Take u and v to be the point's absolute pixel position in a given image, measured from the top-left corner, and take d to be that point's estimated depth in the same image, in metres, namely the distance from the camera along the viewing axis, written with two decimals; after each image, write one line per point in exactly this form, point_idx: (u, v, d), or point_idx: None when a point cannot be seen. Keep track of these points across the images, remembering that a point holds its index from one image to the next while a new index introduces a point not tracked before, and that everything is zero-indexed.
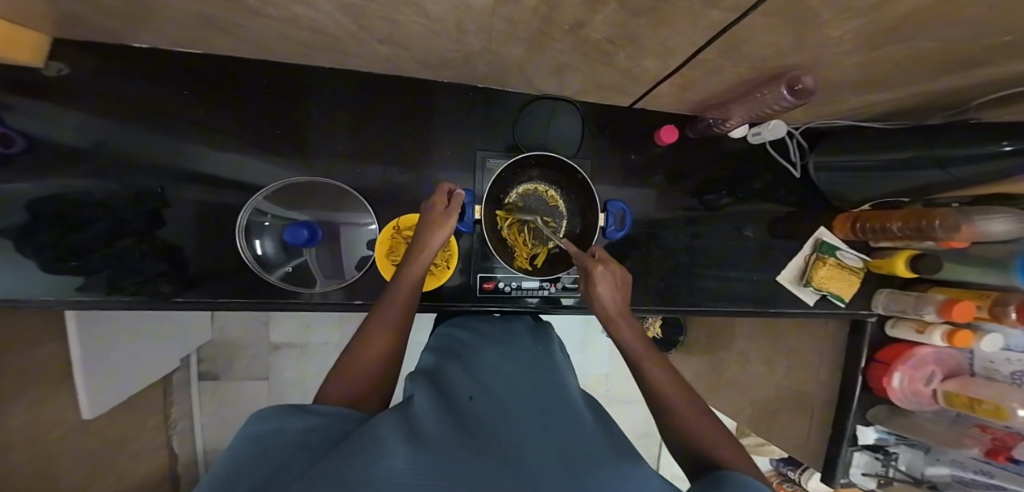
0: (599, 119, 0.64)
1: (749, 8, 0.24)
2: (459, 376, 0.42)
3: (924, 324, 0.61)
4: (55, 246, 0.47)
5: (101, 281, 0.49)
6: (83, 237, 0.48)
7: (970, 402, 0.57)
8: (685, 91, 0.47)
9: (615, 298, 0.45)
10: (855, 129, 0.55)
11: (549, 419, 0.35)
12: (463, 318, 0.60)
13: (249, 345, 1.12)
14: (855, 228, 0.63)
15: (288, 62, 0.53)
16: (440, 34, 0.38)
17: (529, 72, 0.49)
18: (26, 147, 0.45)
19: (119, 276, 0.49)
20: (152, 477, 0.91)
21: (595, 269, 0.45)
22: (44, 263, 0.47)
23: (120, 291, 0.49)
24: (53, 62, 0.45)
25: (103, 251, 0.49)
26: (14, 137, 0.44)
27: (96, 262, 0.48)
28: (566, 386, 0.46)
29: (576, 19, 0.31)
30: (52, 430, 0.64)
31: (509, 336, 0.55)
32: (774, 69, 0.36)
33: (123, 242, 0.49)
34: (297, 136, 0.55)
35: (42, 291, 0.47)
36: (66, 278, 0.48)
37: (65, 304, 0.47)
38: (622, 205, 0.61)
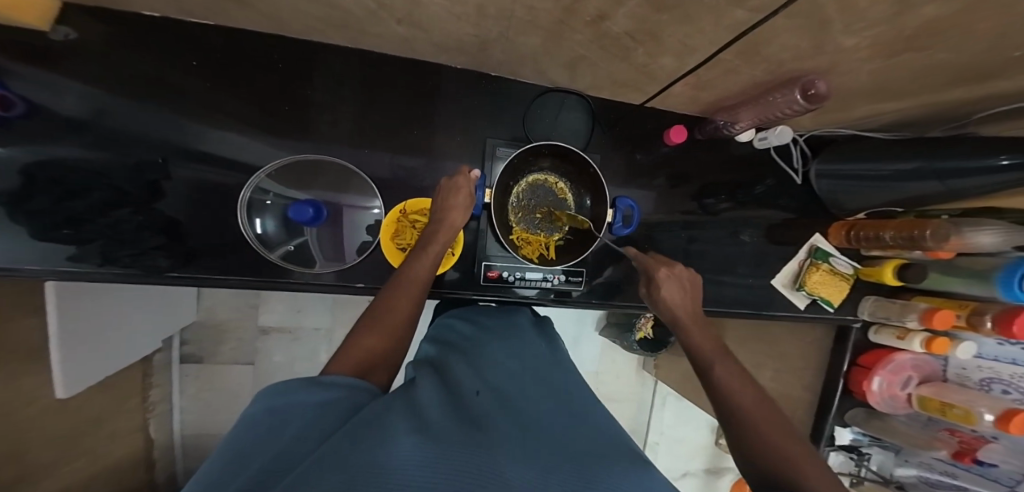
0: (609, 116, 0.65)
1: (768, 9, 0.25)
2: (464, 368, 0.42)
3: (905, 331, 0.64)
4: (47, 213, 0.45)
5: (93, 252, 0.47)
6: (79, 205, 0.46)
7: (942, 406, 0.61)
8: (699, 92, 0.48)
9: (683, 300, 0.51)
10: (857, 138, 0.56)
11: (558, 419, 0.35)
12: (465, 310, 0.59)
13: (236, 328, 1.09)
14: (849, 235, 0.65)
15: (300, 36, 0.51)
16: (461, 16, 0.38)
17: (548, 63, 0.49)
18: (25, 110, 0.43)
19: (112, 247, 0.47)
20: (130, 459, 0.88)
21: (662, 273, 0.52)
22: (33, 230, 0.44)
23: (112, 263, 0.47)
24: (60, 26, 0.43)
25: (98, 221, 0.47)
26: (13, 100, 0.42)
27: (90, 232, 0.46)
28: (570, 385, 0.45)
29: (600, 12, 0.31)
30: (26, 406, 0.61)
31: (516, 329, 0.55)
32: (789, 73, 0.37)
33: (119, 212, 0.48)
34: (306, 113, 0.54)
35: (29, 261, 0.44)
36: (56, 247, 0.45)
37: (52, 274, 0.45)
38: (631, 202, 0.62)
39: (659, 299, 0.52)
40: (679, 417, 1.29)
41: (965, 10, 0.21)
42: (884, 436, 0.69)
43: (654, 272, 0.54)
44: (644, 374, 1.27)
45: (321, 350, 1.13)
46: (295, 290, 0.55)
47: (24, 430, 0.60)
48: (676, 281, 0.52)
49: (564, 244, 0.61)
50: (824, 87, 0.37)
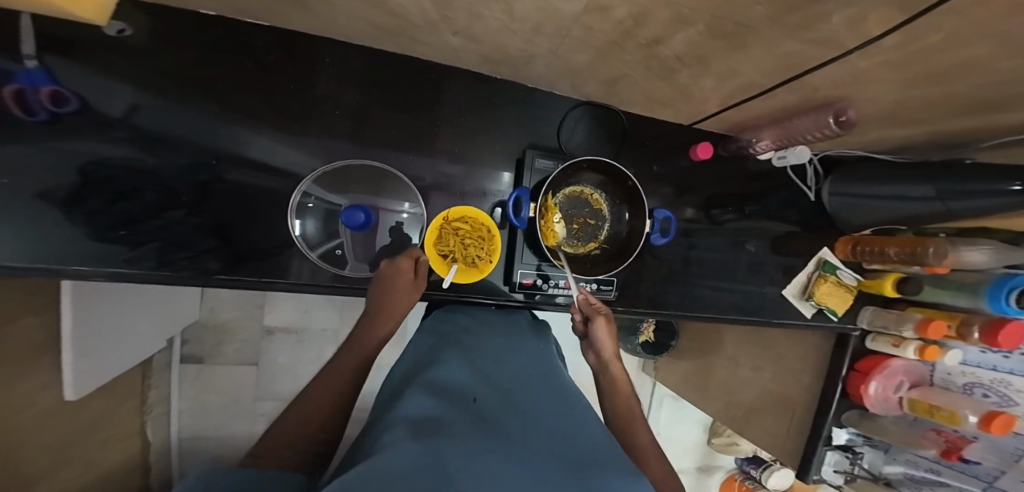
0: (636, 131, 0.69)
1: (820, 37, 0.28)
2: (462, 365, 0.43)
3: (900, 339, 0.69)
4: (103, 214, 0.45)
5: (149, 254, 0.47)
6: (134, 208, 0.46)
7: (930, 409, 0.67)
8: (732, 111, 0.52)
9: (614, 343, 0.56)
10: (868, 159, 0.60)
11: (549, 412, 0.37)
12: (462, 309, 0.61)
13: (242, 328, 1.07)
14: (855, 250, 0.70)
15: (355, 42, 0.53)
16: (519, 33, 0.40)
17: (591, 77, 0.53)
18: (77, 106, 0.43)
19: (169, 250, 0.48)
20: (127, 464, 0.86)
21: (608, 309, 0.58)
22: (90, 231, 0.44)
23: (167, 266, 0.47)
24: (114, 21, 0.43)
25: (151, 222, 0.47)
26: (67, 96, 0.42)
27: (144, 234, 0.46)
28: (561, 381, 0.48)
29: (658, 36, 0.35)
30: (22, 410, 0.58)
31: (510, 329, 0.58)
32: (823, 100, 0.41)
33: (173, 214, 0.48)
34: (355, 117, 0.56)
35: (78, 260, 0.43)
36: (113, 247, 0.45)
37: (101, 275, 0.44)
38: (668, 212, 0.66)
39: (596, 337, 0.54)
40: (674, 417, 1.41)
41: (999, 50, 0.25)
42: (876, 436, 0.74)
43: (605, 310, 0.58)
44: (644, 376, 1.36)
45: (327, 350, 1.12)
46: (337, 293, 0.56)
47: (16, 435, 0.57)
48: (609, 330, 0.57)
49: (601, 253, 0.65)
50: (855, 115, 0.41)
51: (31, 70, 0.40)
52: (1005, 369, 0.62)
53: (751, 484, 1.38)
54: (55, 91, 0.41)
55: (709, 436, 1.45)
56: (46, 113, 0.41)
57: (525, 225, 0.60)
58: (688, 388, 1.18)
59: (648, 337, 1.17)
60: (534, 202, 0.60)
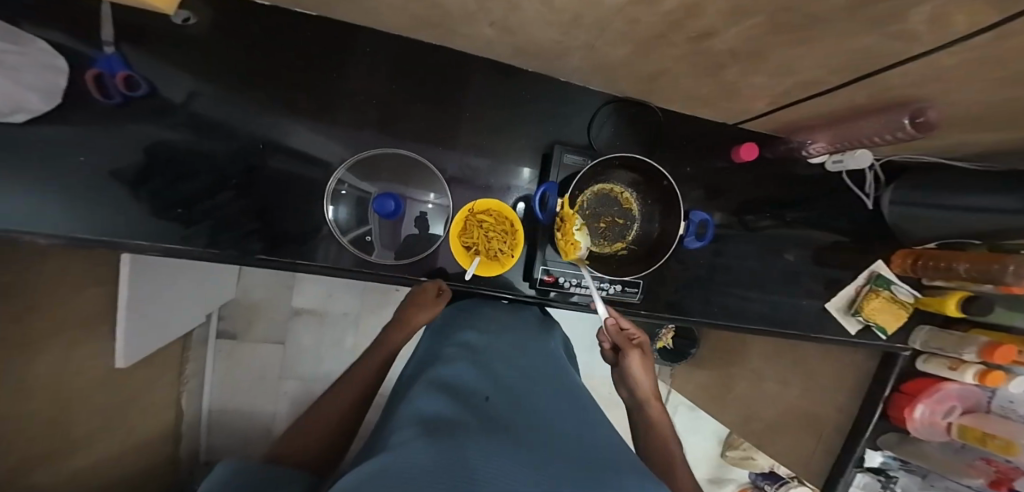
0: (676, 129, 0.66)
1: (898, 32, 0.26)
2: (473, 365, 0.42)
3: (958, 362, 0.65)
4: (165, 193, 0.48)
5: (202, 233, 0.49)
6: (192, 187, 0.49)
7: (982, 436, 0.63)
8: (785, 111, 0.48)
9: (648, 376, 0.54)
10: (942, 166, 0.54)
11: (563, 414, 0.36)
12: (473, 303, 0.60)
13: (273, 309, 1.12)
14: (915, 265, 0.66)
15: (397, 35, 0.54)
16: (555, 24, 0.39)
17: (633, 71, 0.50)
18: (146, 91, 0.46)
19: (219, 230, 0.50)
20: (156, 434, 0.92)
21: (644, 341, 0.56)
22: (152, 209, 0.48)
23: (216, 245, 0.50)
24: (181, 10, 0.46)
25: (205, 203, 0.50)
26: (137, 82, 0.45)
27: (198, 214, 0.49)
28: (573, 383, 0.46)
29: (706, 28, 0.33)
30: (68, 379, 0.63)
31: (524, 327, 0.56)
32: (897, 101, 0.37)
33: (224, 195, 0.50)
34: (392, 110, 0.56)
35: (141, 235, 0.47)
36: (171, 224, 0.48)
37: (157, 249, 0.47)
38: (705, 215, 0.62)
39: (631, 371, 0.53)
40: (688, 427, 1.37)
41: None
42: (915, 460, 0.71)
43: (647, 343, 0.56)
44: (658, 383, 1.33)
45: (348, 335, 1.15)
46: (365, 279, 0.57)
47: (59, 403, 0.62)
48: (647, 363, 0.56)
49: (626, 254, 0.63)
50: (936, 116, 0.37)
51: (109, 56, 0.43)
52: None
53: None
54: (127, 77, 0.45)
55: (723, 448, 1.40)
56: (119, 97, 0.45)
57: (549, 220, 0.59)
58: (701, 397, 1.14)
59: (666, 344, 1.14)
60: (562, 198, 0.58)
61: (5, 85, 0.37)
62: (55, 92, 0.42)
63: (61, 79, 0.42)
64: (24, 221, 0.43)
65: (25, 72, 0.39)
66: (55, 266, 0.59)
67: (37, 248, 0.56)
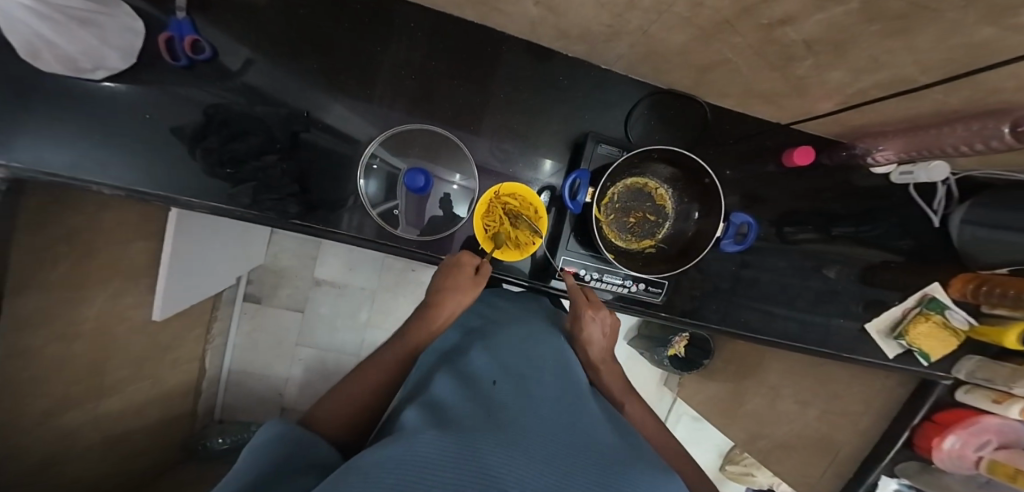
0: (725, 128, 0.62)
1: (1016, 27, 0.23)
2: (480, 355, 0.41)
3: (1005, 396, 0.61)
4: (217, 151, 0.48)
5: (246, 192, 0.49)
6: (241, 147, 0.49)
7: (1013, 473, 0.60)
8: (854, 114, 0.44)
9: (601, 341, 0.52)
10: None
11: (572, 400, 0.37)
12: (484, 295, 0.59)
13: (296, 278, 1.15)
14: (977, 290, 0.60)
15: (447, 12, 0.52)
16: (616, 4, 0.37)
17: (689, 62, 0.48)
18: (209, 56, 0.46)
19: (261, 191, 0.50)
20: (180, 386, 0.97)
21: (586, 312, 0.51)
22: (202, 166, 0.48)
23: (257, 206, 0.50)
24: None
25: (252, 164, 0.50)
26: (203, 46, 0.46)
27: (246, 174, 0.49)
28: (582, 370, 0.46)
29: (787, 16, 0.31)
30: (107, 327, 0.66)
31: (535, 316, 0.54)
32: (991, 108, 0.34)
33: (269, 158, 0.50)
34: (433, 89, 0.55)
35: (189, 191, 0.48)
36: (216, 182, 0.48)
37: (203, 207, 0.48)
38: (748, 217, 0.59)
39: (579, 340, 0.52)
40: (690, 436, 1.36)
41: None
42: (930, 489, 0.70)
43: (580, 312, 0.52)
44: (665, 390, 1.31)
45: (364, 309, 1.18)
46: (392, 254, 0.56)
47: (96, 349, 0.65)
48: (599, 326, 0.52)
49: (656, 252, 0.60)
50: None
51: (181, 20, 0.44)
52: None
53: None
54: (194, 40, 0.45)
55: (723, 461, 1.39)
56: (185, 60, 0.45)
57: (581, 210, 0.56)
58: (709, 408, 1.12)
59: (678, 351, 1.11)
60: (593, 188, 0.56)
61: (90, 40, 0.38)
62: (132, 52, 0.43)
63: (139, 41, 0.43)
64: (89, 170, 0.45)
65: (112, 33, 0.40)
66: (109, 220, 0.62)
67: (89, 201, 0.59)
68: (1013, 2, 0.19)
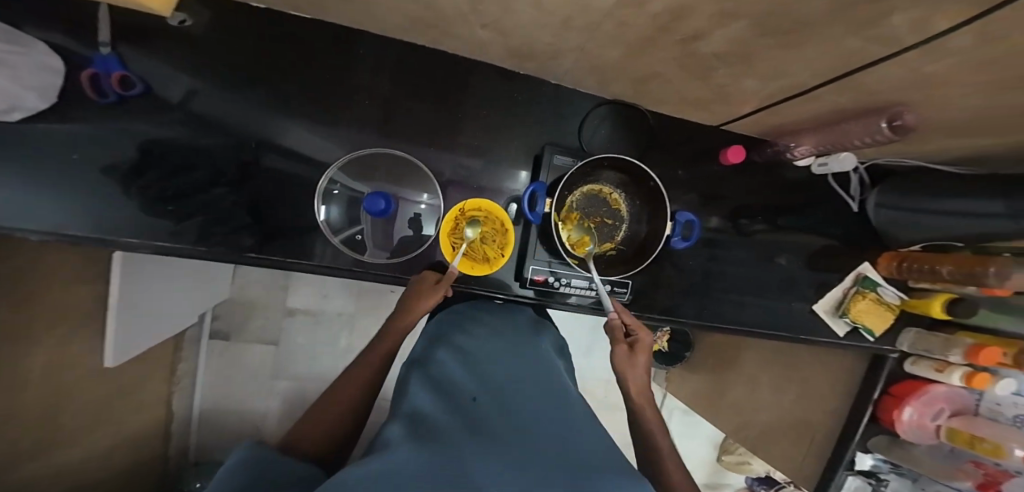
0: (667, 133, 0.67)
1: (876, 41, 0.27)
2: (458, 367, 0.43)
3: (944, 364, 0.65)
4: (156, 187, 0.48)
5: (191, 228, 0.49)
6: (184, 182, 0.49)
7: (970, 439, 0.64)
8: (770, 116, 0.49)
9: (647, 372, 0.50)
10: (927, 170, 0.56)
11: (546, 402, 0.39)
12: (465, 305, 0.60)
13: (266, 308, 1.12)
14: (900, 266, 0.66)
15: (389, 38, 0.54)
16: (547, 27, 0.40)
17: (622, 75, 0.51)
18: (141, 90, 0.46)
19: (209, 224, 0.50)
20: (144, 433, 0.91)
21: (644, 336, 0.51)
22: (141, 205, 0.47)
23: (205, 241, 0.50)
24: (178, 13, 0.46)
25: (199, 197, 0.50)
26: (134, 81, 0.46)
27: (190, 209, 0.49)
28: (560, 375, 0.48)
29: (694, 32, 0.35)
30: (63, 376, 0.63)
31: (511, 322, 0.56)
32: (874, 108, 0.38)
33: (217, 192, 0.50)
34: (383, 111, 0.56)
35: (132, 231, 0.47)
36: (160, 221, 0.48)
37: (148, 247, 0.47)
38: (690, 215, 0.63)
39: (634, 365, 0.49)
40: (683, 432, 1.37)
41: None
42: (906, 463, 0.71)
43: (638, 335, 0.51)
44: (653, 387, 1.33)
45: (342, 335, 1.15)
46: (353, 278, 0.56)
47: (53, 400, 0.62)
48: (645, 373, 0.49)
49: (617, 254, 0.63)
50: (913, 118, 0.38)
51: (106, 56, 0.44)
52: None
53: None
54: (123, 76, 0.45)
55: (718, 453, 1.41)
56: (114, 96, 0.45)
57: (540, 220, 0.58)
58: (697, 402, 1.14)
59: (662, 347, 1.17)
60: (550, 198, 0.59)
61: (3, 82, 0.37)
62: (50, 90, 0.42)
63: (56, 79, 0.42)
64: (15, 217, 0.43)
65: (23, 72, 0.39)
66: (46, 266, 0.59)
67: (30, 246, 0.56)
68: (856, 16, 0.23)
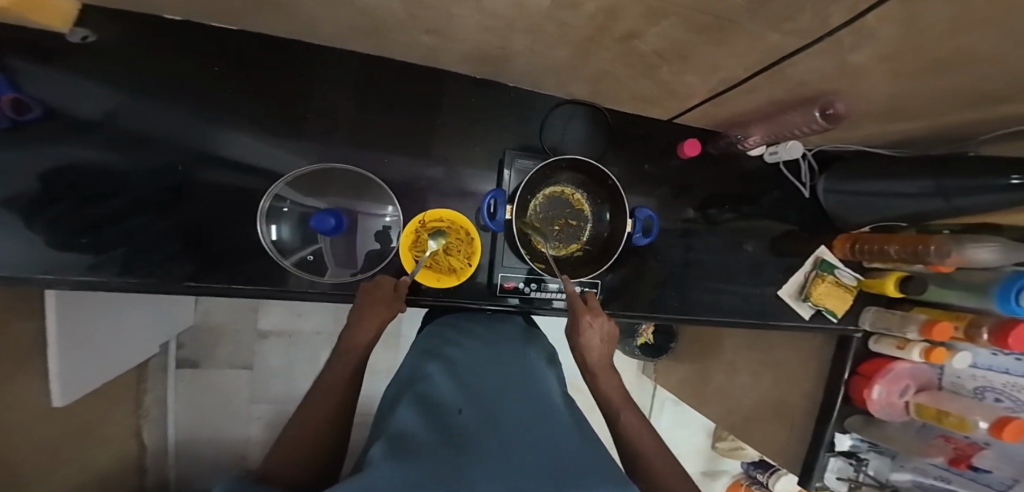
0: (624, 130, 0.67)
1: (801, 34, 0.27)
2: (444, 381, 0.41)
3: (904, 341, 0.67)
4: (66, 220, 0.44)
5: (113, 260, 0.46)
6: (100, 212, 0.45)
7: (938, 414, 0.64)
8: (716, 109, 0.51)
9: (598, 346, 0.50)
10: (866, 153, 0.58)
11: (537, 411, 0.38)
12: (453, 317, 0.60)
13: (237, 332, 1.07)
14: (853, 249, 0.69)
15: (329, 47, 0.52)
16: (490, 30, 0.39)
17: (570, 75, 0.52)
18: (41, 114, 0.42)
19: (135, 255, 0.47)
20: (121, 469, 0.86)
21: (582, 319, 0.50)
22: (48, 240, 0.43)
23: (130, 273, 0.46)
24: (78, 28, 0.42)
25: (118, 227, 0.46)
26: (29, 104, 0.41)
27: (109, 240, 0.45)
28: (550, 384, 0.47)
29: (632, 30, 0.35)
30: (17, 419, 0.59)
31: (498, 337, 0.55)
32: (810, 96, 0.40)
33: (137, 219, 0.47)
34: (326, 120, 0.54)
35: (42, 270, 0.43)
36: (74, 256, 0.44)
37: (64, 283, 0.43)
38: (649, 212, 0.64)
39: (579, 342, 0.50)
40: (677, 421, 1.39)
41: (981, 44, 0.23)
42: (882, 442, 0.72)
43: (577, 317, 0.50)
44: (644, 379, 1.34)
45: (320, 353, 1.12)
46: (305, 301, 0.54)
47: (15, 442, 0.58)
48: (598, 332, 0.50)
49: (584, 255, 0.63)
50: (842, 108, 0.41)
51: None
52: (1016, 372, 0.58)
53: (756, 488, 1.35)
54: (16, 99, 0.40)
55: (713, 439, 1.42)
56: (6, 122, 0.40)
57: (502, 228, 0.58)
58: (685, 391, 1.15)
59: (648, 339, 1.16)
60: (510, 205, 0.58)
61: None
62: None
63: None
64: None
65: None
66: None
67: None
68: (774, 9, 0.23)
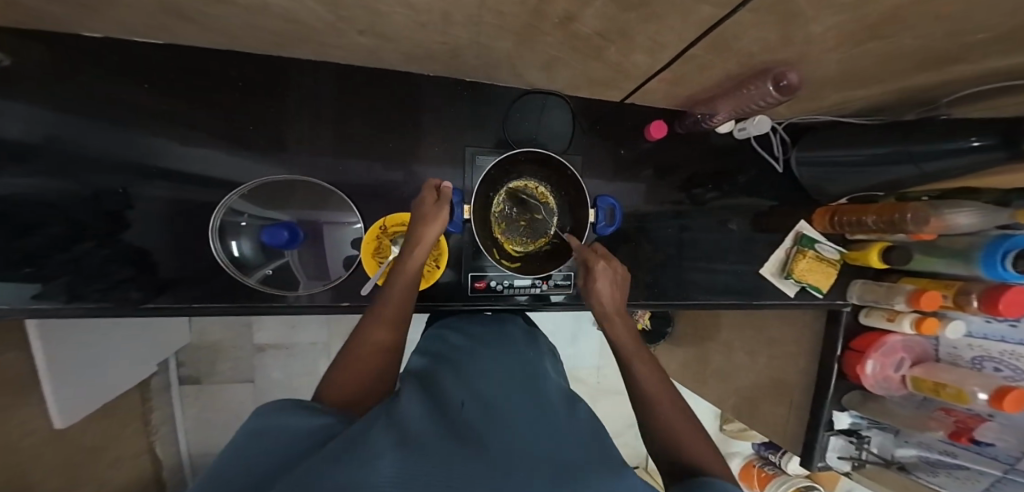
0: (588, 116, 0.65)
1: (732, 4, 0.25)
2: (450, 381, 0.39)
3: (894, 313, 0.65)
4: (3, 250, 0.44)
5: (58, 289, 0.47)
6: (38, 241, 0.45)
7: (936, 387, 0.62)
8: (674, 87, 0.49)
9: (612, 293, 0.52)
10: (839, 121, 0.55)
11: (545, 410, 0.36)
12: (451, 320, 0.59)
13: (233, 346, 1.09)
14: (832, 221, 0.67)
15: (269, 56, 0.51)
16: (425, 26, 0.38)
17: (520, 64, 0.50)
18: None
19: (80, 283, 0.47)
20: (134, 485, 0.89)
21: (596, 265, 0.52)
22: None
23: (82, 299, 0.48)
24: None
25: (60, 255, 0.47)
26: None
27: (53, 268, 0.46)
28: (556, 388, 0.44)
29: (566, 13, 0.33)
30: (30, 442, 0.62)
31: (502, 341, 0.53)
32: (762, 66, 0.38)
33: (81, 246, 0.47)
34: (275, 131, 0.53)
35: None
36: (18, 286, 0.45)
37: (21, 312, 0.45)
38: (611, 201, 0.63)
39: (596, 289, 0.51)
40: None
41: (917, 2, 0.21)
42: (881, 418, 0.70)
43: (592, 263, 0.52)
44: None
45: (318, 362, 1.13)
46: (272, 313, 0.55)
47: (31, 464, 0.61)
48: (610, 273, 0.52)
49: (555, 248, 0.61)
50: (795, 79, 0.38)
51: None
52: (1012, 339, 0.56)
53: (771, 470, 1.30)
54: None
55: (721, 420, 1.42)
56: None
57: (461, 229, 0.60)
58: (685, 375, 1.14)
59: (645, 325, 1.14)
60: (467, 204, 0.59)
61: None
62: None
63: None
64: None
65: None
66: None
67: None
68: None
